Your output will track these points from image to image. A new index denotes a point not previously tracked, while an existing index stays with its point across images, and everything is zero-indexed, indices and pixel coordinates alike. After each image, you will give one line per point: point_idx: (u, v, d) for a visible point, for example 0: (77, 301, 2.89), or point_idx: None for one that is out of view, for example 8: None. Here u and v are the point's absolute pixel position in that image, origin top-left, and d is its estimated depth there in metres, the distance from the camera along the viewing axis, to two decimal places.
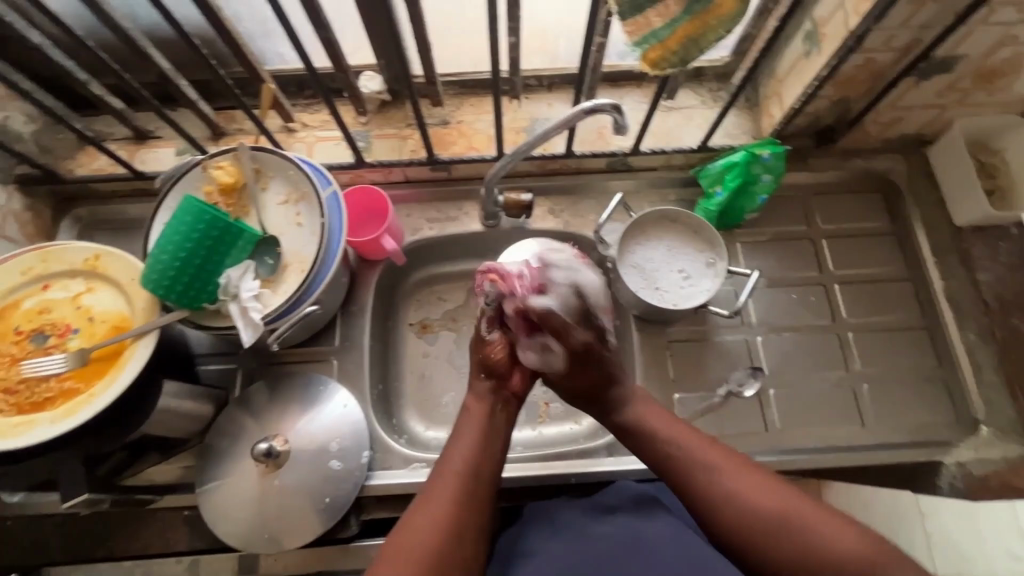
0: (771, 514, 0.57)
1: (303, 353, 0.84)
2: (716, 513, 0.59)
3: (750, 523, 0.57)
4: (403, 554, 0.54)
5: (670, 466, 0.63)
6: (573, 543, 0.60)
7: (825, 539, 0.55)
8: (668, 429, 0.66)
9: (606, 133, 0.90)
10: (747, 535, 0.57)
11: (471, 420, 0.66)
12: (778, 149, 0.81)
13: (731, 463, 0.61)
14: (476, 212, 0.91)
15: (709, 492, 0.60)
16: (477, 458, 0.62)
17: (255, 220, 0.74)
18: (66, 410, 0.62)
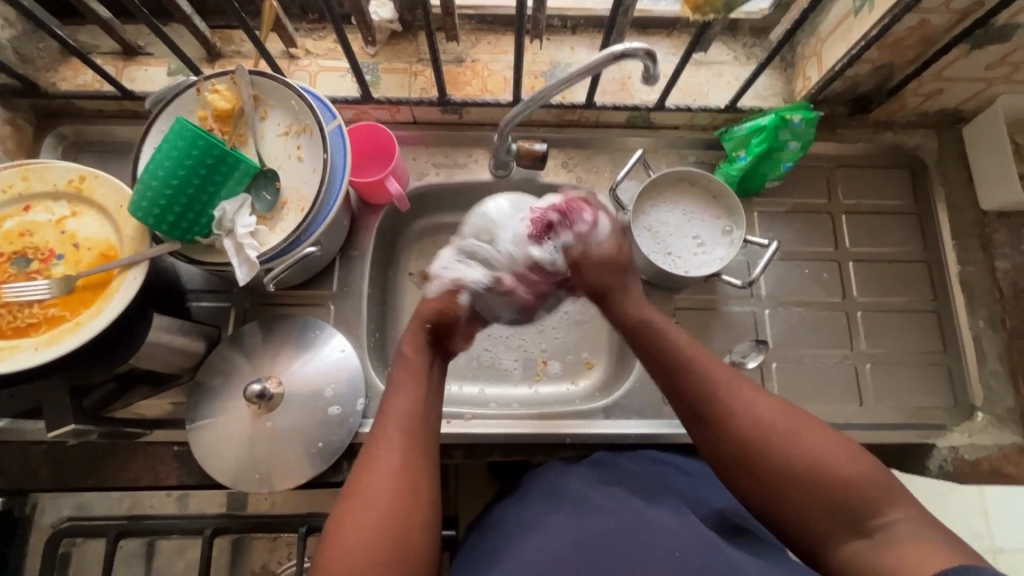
0: (771, 426, 0.55)
1: (300, 295, 0.81)
2: (727, 423, 0.57)
3: (752, 431, 0.56)
4: (369, 496, 0.53)
5: (678, 379, 0.62)
6: (577, 513, 0.60)
7: (834, 468, 0.52)
8: (671, 340, 0.64)
9: (630, 84, 0.84)
10: (748, 442, 0.56)
11: (408, 367, 0.64)
12: (810, 114, 0.76)
13: (742, 383, 0.59)
14: (485, 160, 0.87)
15: (719, 403, 0.58)
16: (420, 401, 0.61)
17: (253, 152, 0.69)
18: (50, 338, 0.60)
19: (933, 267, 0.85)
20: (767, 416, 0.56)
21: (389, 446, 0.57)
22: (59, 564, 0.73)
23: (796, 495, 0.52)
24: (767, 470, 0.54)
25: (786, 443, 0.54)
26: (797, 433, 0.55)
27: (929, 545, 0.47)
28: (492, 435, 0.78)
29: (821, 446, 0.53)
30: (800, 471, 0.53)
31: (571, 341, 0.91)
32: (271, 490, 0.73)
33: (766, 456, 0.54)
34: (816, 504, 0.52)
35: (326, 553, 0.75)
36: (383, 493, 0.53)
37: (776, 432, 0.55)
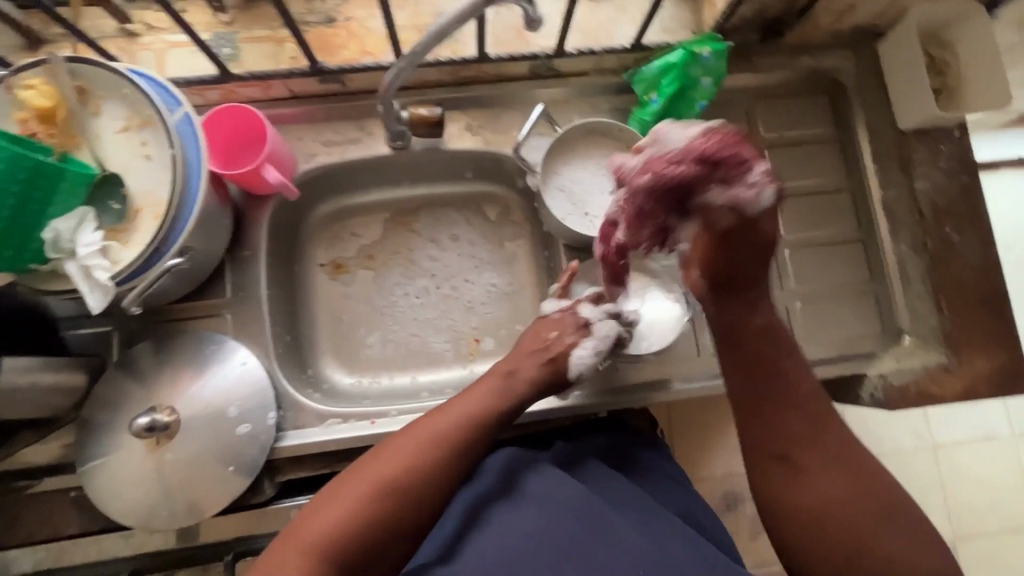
0: (876, 502, 0.54)
1: (190, 308, 0.73)
2: (824, 471, 0.56)
3: (861, 492, 0.55)
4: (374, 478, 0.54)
5: (754, 374, 0.62)
6: (544, 519, 0.56)
7: (885, 541, 0.52)
8: (790, 357, 0.62)
9: (524, 31, 0.78)
10: (834, 509, 0.54)
11: (486, 386, 0.65)
12: (719, 45, 0.71)
13: (850, 448, 0.57)
14: (380, 132, 0.78)
15: (835, 447, 0.57)
16: (479, 417, 0.61)
17: (90, 156, 0.59)
18: None
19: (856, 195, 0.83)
20: (875, 482, 0.55)
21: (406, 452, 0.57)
22: None
23: (815, 527, 0.54)
24: (837, 523, 0.54)
25: (834, 472, 0.56)
26: (884, 510, 0.54)
27: None
28: None
29: (915, 528, 0.53)
30: (847, 541, 0.53)
31: (501, 315, 0.87)
32: (187, 523, 0.67)
33: (811, 493, 0.55)
34: (832, 539, 0.53)
35: None
36: (386, 476, 0.55)
37: (886, 505, 0.54)
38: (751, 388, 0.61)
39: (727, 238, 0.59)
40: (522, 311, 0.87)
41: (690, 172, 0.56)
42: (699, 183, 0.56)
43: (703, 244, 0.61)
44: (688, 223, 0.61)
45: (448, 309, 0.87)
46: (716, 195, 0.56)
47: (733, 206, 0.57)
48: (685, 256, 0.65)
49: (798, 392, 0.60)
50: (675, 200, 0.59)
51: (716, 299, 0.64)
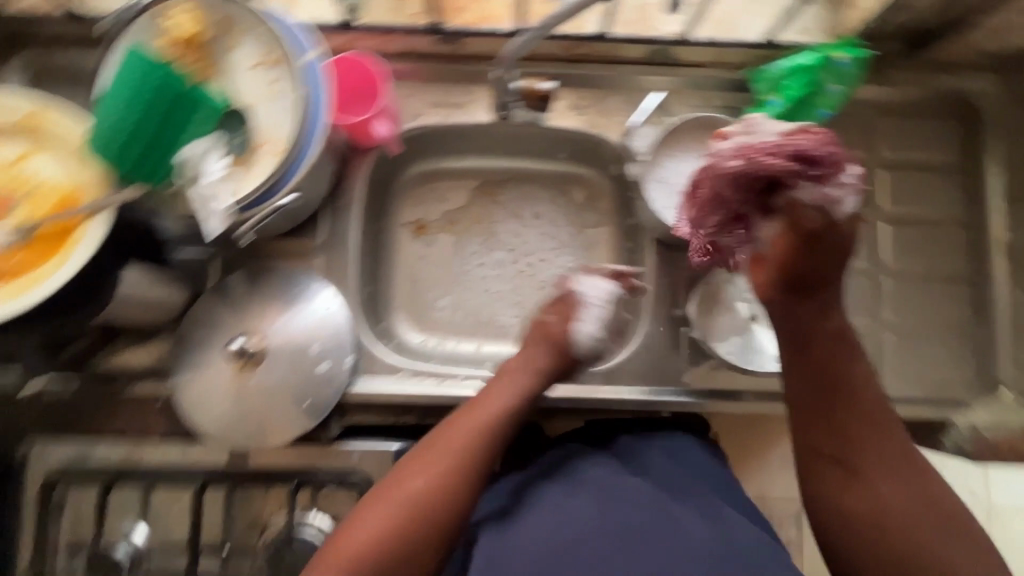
0: (936, 513, 0.52)
1: (287, 246, 0.77)
2: (885, 484, 0.53)
3: (920, 505, 0.53)
4: (394, 491, 0.58)
5: (815, 385, 0.57)
6: (588, 504, 0.61)
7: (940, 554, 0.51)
8: (858, 368, 0.57)
9: (649, 13, 0.76)
10: (893, 516, 0.52)
11: (505, 386, 0.66)
12: (860, 53, 0.68)
13: (914, 456, 0.55)
14: (486, 100, 0.78)
15: (901, 457, 0.55)
16: (499, 418, 0.63)
17: (224, 87, 0.62)
18: (14, 290, 0.56)
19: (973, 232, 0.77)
20: (937, 494, 0.53)
21: (464, 433, 0.62)
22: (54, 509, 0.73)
23: (862, 531, 0.53)
24: (890, 539, 0.52)
25: (882, 491, 0.53)
26: (945, 522, 0.52)
27: None
28: None
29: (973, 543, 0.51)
30: (899, 552, 0.52)
31: None
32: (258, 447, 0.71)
33: (866, 507, 0.53)
34: (876, 546, 0.53)
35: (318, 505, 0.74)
36: (404, 494, 0.58)
37: (945, 517, 0.52)
38: (810, 398, 0.57)
39: (810, 241, 0.54)
40: None
41: (782, 165, 0.52)
42: (788, 177, 0.53)
43: (784, 241, 0.55)
44: (767, 222, 0.56)
45: (521, 284, 0.86)
46: (807, 192, 0.53)
47: (822, 206, 0.53)
48: (757, 254, 0.59)
49: (869, 409, 0.56)
50: (759, 190, 0.55)
51: (785, 309, 0.58)
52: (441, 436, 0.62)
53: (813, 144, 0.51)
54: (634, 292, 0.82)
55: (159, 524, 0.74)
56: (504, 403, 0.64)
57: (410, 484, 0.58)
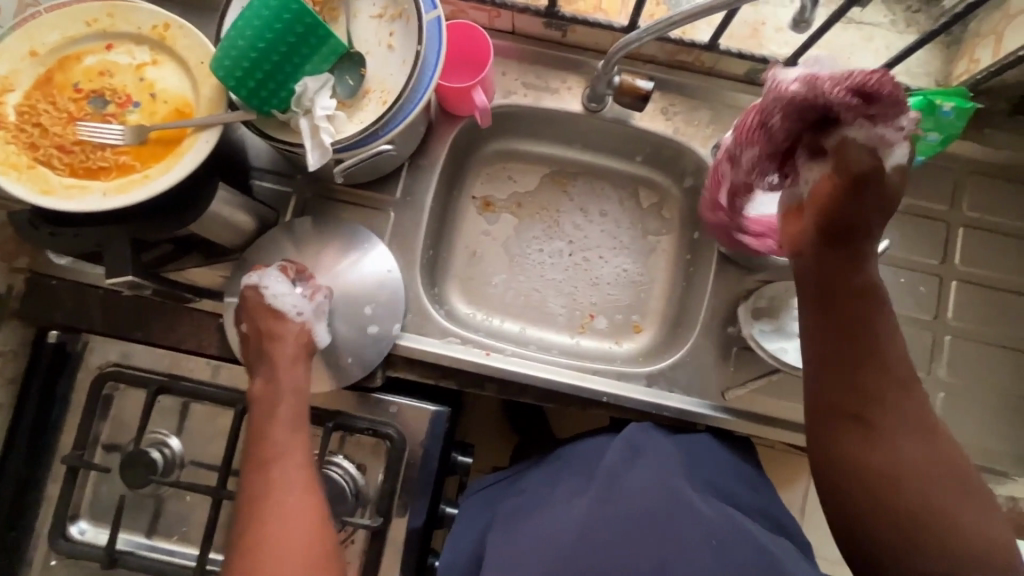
0: (948, 475, 0.51)
1: (362, 195, 0.78)
2: (899, 444, 0.52)
3: (933, 467, 0.51)
4: (277, 495, 0.59)
5: (840, 337, 0.56)
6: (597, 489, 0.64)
7: (958, 519, 0.49)
8: (884, 325, 0.56)
9: (761, 32, 0.75)
10: (905, 473, 0.51)
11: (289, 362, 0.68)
12: (966, 105, 0.66)
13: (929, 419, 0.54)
14: (578, 90, 0.79)
15: (920, 417, 0.54)
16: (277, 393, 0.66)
17: (344, 31, 0.64)
18: (119, 186, 0.58)
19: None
20: (952, 457, 0.52)
21: (286, 441, 0.63)
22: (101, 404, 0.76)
23: (871, 490, 0.52)
24: (899, 504, 0.51)
25: (893, 450, 0.52)
26: (958, 486, 0.51)
27: None
28: (530, 378, 0.76)
29: (984, 516, 0.50)
30: (909, 517, 0.50)
31: (623, 299, 0.86)
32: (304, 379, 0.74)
33: (877, 470, 0.52)
34: (889, 507, 0.51)
35: (345, 451, 0.74)
36: (273, 497, 0.59)
37: (960, 481, 0.51)
38: (827, 376, 0.56)
39: (859, 185, 0.54)
40: (647, 303, 0.86)
41: (839, 96, 0.52)
42: (845, 115, 0.54)
43: (823, 187, 0.56)
44: (816, 164, 0.57)
45: (574, 276, 0.87)
46: (858, 129, 0.53)
47: (872, 146, 0.54)
48: (796, 199, 0.61)
49: (891, 366, 0.55)
50: (814, 128, 0.57)
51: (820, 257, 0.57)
52: (293, 448, 0.63)
53: (879, 80, 0.50)
54: (688, 303, 0.82)
55: (194, 439, 0.77)
56: (297, 421, 0.65)
57: (289, 490, 0.60)
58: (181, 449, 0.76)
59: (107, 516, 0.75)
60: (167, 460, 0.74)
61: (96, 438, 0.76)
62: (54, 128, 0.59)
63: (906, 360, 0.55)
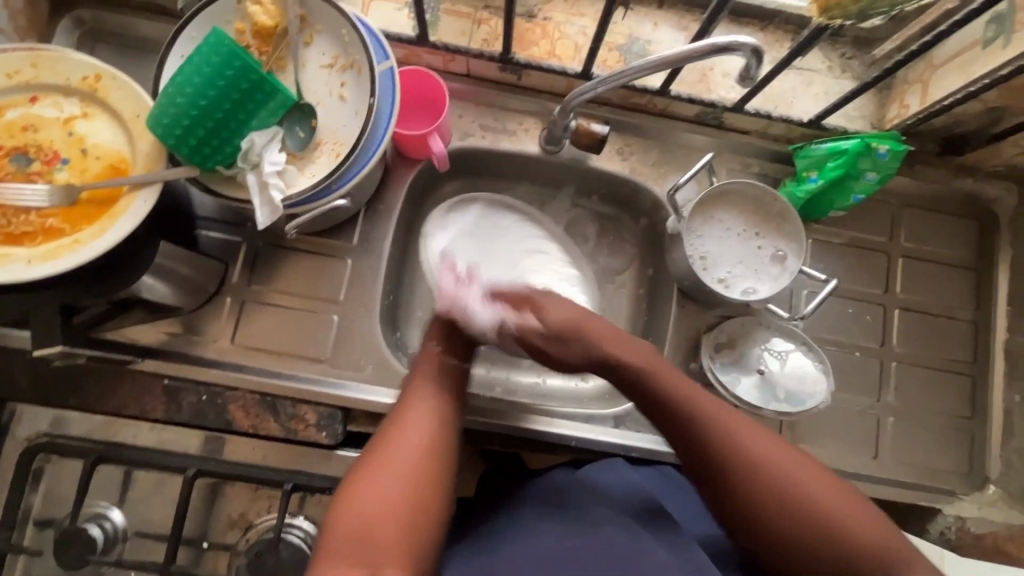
0: (790, 485, 0.54)
1: (317, 243, 0.76)
2: (737, 475, 0.55)
3: (792, 501, 0.53)
4: (388, 475, 0.54)
5: (678, 426, 0.58)
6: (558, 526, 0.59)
7: (833, 515, 0.52)
8: (710, 412, 0.57)
9: (710, 77, 0.77)
10: (764, 491, 0.54)
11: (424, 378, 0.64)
12: (899, 147, 0.70)
13: (762, 441, 0.56)
14: (535, 132, 0.79)
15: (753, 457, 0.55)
16: (438, 403, 0.62)
17: (292, 81, 0.62)
18: (46, 252, 0.54)
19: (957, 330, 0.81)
20: (799, 478, 0.54)
21: (427, 427, 0.59)
22: (31, 478, 0.70)
23: (790, 534, 0.52)
24: (771, 519, 0.53)
25: (780, 490, 0.54)
26: (813, 483, 0.54)
27: None
28: (491, 424, 0.74)
29: (829, 500, 0.53)
30: (800, 524, 0.52)
31: None
32: (255, 434, 0.70)
33: (761, 505, 0.53)
34: (786, 509, 0.53)
35: (304, 510, 0.71)
36: (393, 477, 0.54)
37: (816, 504, 0.53)
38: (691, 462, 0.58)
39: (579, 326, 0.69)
40: None
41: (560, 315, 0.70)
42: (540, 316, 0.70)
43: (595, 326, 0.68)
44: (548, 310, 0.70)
45: None
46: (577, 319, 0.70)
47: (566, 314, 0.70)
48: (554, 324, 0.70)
49: (715, 457, 0.56)
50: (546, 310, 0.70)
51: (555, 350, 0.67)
52: (410, 426, 0.58)
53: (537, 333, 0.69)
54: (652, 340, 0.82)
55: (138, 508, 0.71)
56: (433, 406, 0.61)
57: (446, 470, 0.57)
58: (124, 521, 0.70)
59: None
60: (109, 535, 0.69)
61: (26, 514, 0.69)
62: None
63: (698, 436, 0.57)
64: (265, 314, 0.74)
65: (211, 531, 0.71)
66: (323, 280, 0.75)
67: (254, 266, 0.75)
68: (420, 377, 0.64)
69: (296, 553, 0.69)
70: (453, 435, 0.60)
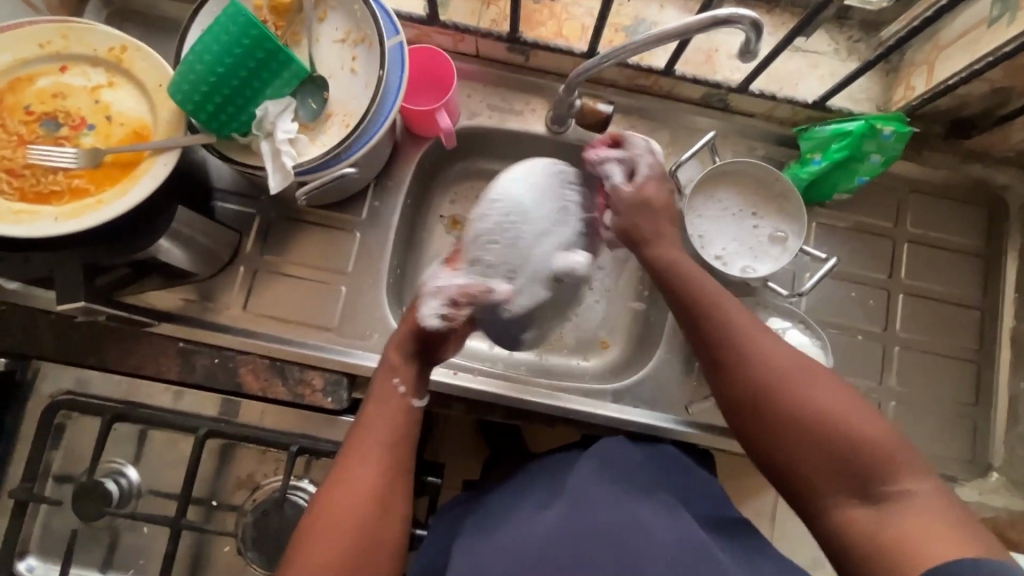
0: (826, 399, 0.55)
1: (327, 216, 0.78)
2: (750, 373, 0.58)
3: (810, 410, 0.54)
4: (332, 522, 0.52)
5: (704, 337, 0.63)
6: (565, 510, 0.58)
7: (847, 427, 0.53)
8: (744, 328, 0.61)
9: (716, 58, 0.78)
10: (771, 395, 0.57)
11: (382, 406, 0.59)
12: (903, 129, 0.71)
13: (789, 357, 0.58)
14: (542, 112, 0.81)
15: (768, 363, 0.58)
16: (393, 434, 0.58)
17: (306, 55, 0.65)
18: (71, 211, 0.57)
19: (964, 317, 0.81)
20: (816, 389, 0.55)
21: (376, 469, 0.55)
22: (52, 434, 0.73)
23: (811, 442, 0.54)
24: (788, 423, 0.55)
25: (786, 392, 0.56)
26: (837, 393, 0.55)
27: (944, 523, 0.48)
28: (491, 395, 0.75)
29: (853, 414, 0.54)
30: (814, 431, 0.54)
31: (592, 315, 0.87)
32: (263, 397, 0.73)
33: (780, 412, 0.56)
34: (800, 419, 0.55)
35: (310, 473, 0.74)
36: (340, 524, 0.52)
37: (830, 414, 0.54)
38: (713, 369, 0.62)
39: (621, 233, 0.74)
40: (611, 319, 0.87)
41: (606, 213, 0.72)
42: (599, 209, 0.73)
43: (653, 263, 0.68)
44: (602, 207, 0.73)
45: None
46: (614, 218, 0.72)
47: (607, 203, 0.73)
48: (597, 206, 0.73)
49: (732, 356, 0.60)
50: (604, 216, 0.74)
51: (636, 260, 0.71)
52: (355, 468, 0.55)
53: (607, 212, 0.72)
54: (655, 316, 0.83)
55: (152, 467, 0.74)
56: (388, 436, 0.57)
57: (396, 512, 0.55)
58: (139, 478, 0.73)
59: (58, 552, 0.72)
60: (124, 491, 0.72)
61: (47, 469, 0.72)
62: (4, 151, 0.58)
63: (728, 340, 0.61)
64: (276, 283, 0.77)
65: (220, 492, 0.74)
66: (332, 252, 0.78)
67: (267, 237, 0.77)
68: (379, 396, 0.60)
69: (301, 513, 0.71)
70: (407, 472, 0.57)
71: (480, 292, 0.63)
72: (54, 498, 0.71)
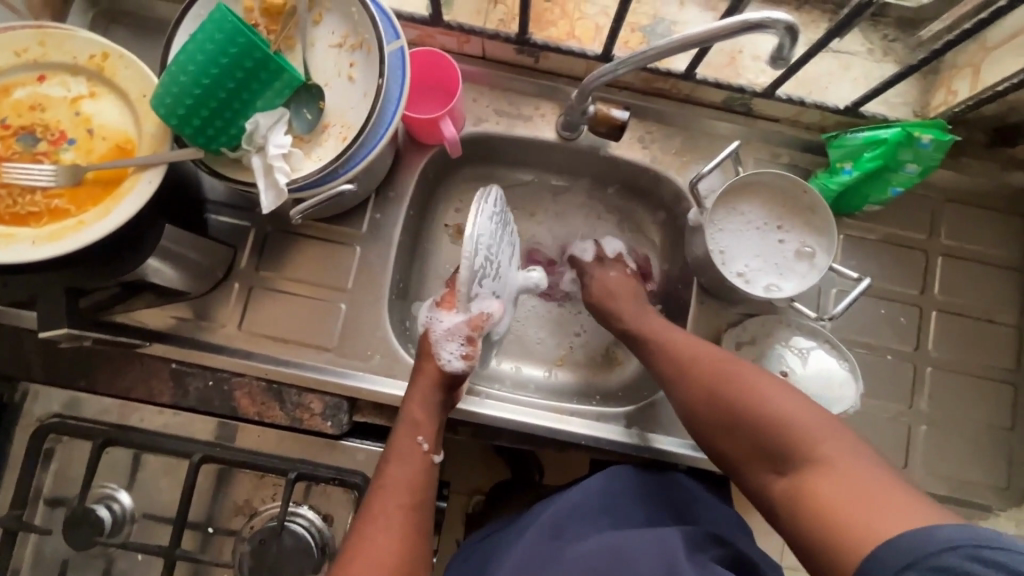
0: (739, 387, 0.59)
1: (326, 230, 0.74)
2: (676, 379, 0.64)
3: (727, 402, 0.59)
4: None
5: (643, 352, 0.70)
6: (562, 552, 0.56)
7: (762, 410, 0.56)
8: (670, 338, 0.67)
9: (739, 60, 0.73)
10: (699, 398, 0.61)
11: (401, 464, 0.61)
12: (944, 137, 0.65)
13: (712, 357, 0.63)
14: (553, 118, 0.76)
15: (692, 365, 0.63)
16: (413, 493, 0.59)
17: (301, 61, 0.60)
18: (51, 233, 0.53)
19: (1001, 336, 0.76)
20: (730, 381, 0.59)
21: (399, 531, 0.56)
22: (42, 458, 0.70)
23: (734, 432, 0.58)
24: (716, 421, 0.59)
25: (710, 390, 0.61)
26: (754, 384, 0.58)
27: (860, 487, 0.47)
28: (499, 419, 0.71)
29: (775, 401, 0.56)
30: (736, 419, 0.57)
31: (605, 330, 0.84)
32: (260, 421, 0.69)
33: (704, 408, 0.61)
34: (723, 413, 0.59)
35: (309, 500, 0.70)
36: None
37: (750, 401, 0.57)
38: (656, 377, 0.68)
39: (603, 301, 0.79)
40: None
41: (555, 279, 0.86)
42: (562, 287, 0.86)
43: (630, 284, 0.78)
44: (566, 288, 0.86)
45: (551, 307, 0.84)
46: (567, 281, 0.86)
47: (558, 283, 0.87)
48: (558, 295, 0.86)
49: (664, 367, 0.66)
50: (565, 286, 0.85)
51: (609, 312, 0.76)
52: (378, 527, 0.56)
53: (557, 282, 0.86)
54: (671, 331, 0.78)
55: (146, 492, 0.71)
56: (407, 495, 0.59)
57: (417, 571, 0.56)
58: (132, 504, 0.70)
59: None
60: (117, 517, 0.69)
61: (37, 493, 0.69)
62: None
63: (660, 352, 0.67)
64: (273, 300, 0.73)
65: (216, 518, 0.71)
66: (331, 267, 0.74)
67: (263, 251, 0.74)
68: (398, 449, 0.62)
69: (300, 542, 0.68)
70: (426, 531, 0.59)
71: (484, 321, 0.66)
72: (44, 525, 0.68)
